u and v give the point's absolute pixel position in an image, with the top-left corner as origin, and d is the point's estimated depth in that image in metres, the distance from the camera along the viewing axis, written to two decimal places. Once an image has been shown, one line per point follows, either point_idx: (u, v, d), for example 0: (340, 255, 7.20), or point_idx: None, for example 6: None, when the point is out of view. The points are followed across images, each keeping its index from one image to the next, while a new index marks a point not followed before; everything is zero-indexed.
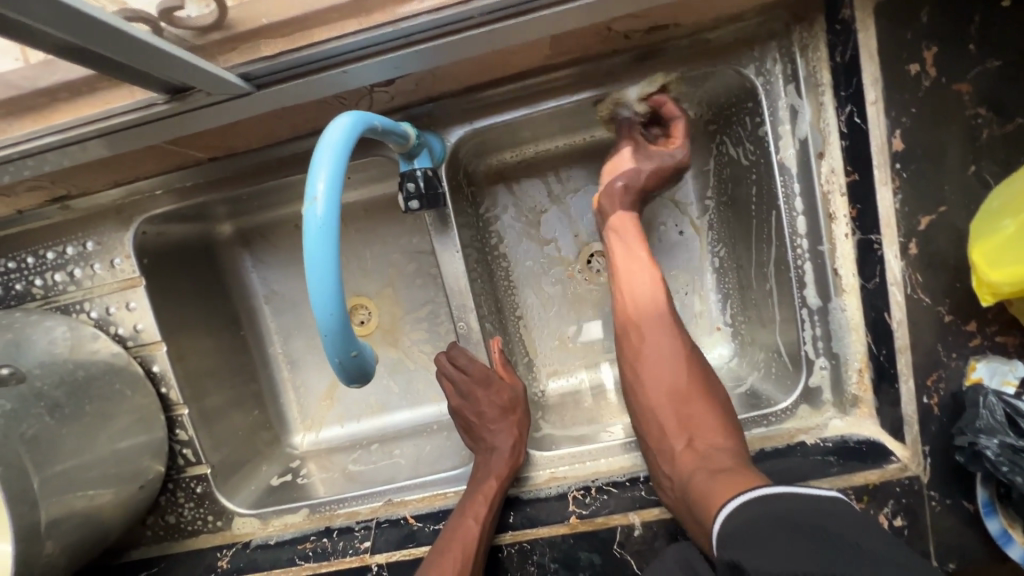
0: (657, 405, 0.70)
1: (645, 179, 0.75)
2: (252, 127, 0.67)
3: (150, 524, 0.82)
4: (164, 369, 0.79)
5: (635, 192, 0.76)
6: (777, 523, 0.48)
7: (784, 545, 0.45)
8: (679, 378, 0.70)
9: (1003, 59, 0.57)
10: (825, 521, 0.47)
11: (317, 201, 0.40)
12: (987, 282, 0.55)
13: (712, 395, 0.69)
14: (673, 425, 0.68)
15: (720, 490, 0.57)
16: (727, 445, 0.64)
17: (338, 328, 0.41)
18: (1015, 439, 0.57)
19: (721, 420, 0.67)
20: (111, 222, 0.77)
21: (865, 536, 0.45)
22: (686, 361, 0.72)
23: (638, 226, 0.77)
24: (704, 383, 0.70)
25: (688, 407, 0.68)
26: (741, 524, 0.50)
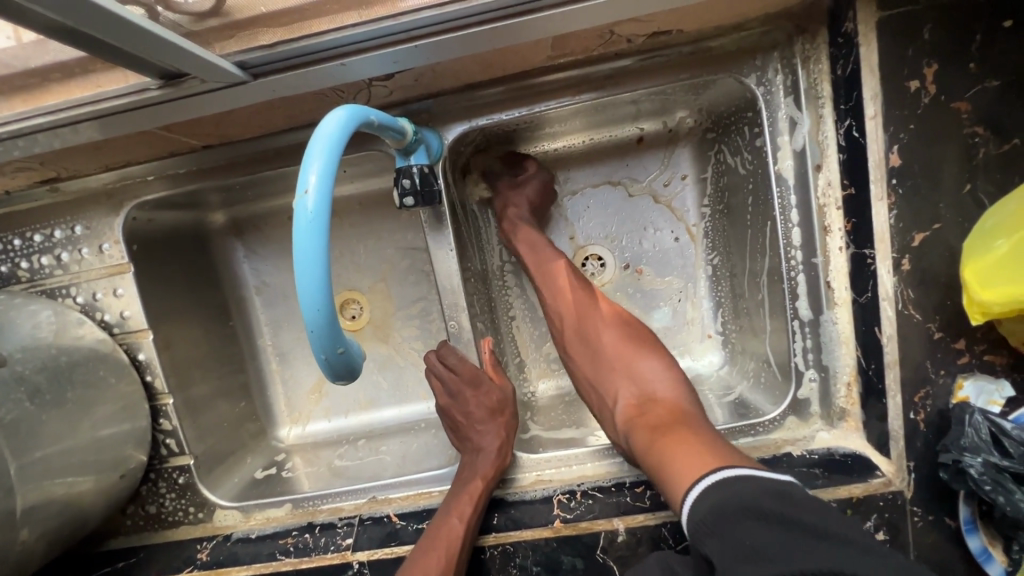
0: (594, 370, 0.74)
1: (531, 203, 0.83)
2: (247, 117, 0.65)
3: (130, 514, 0.81)
4: (149, 358, 0.78)
5: (527, 208, 0.83)
6: (745, 513, 0.46)
7: (754, 542, 0.43)
8: (617, 342, 0.74)
9: (1002, 80, 0.57)
10: (791, 506, 0.45)
11: (309, 193, 0.39)
12: (978, 301, 0.56)
13: (653, 349, 0.73)
14: (611, 383, 0.72)
15: (666, 449, 0.59)
16: (669, 392, 0.68)
17: (326, 324, 0.41)
18: (999, 458, 0.57)
19: (663, 370, 0.70)
20: (101, 206, 0.76)
21: (827, 521, 0.44)
22: (625, 325, 0.76)
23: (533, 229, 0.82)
24: (642, 343, 0.74)
25: (630, 364, 0.72)
26: (712, 510, 0.48)
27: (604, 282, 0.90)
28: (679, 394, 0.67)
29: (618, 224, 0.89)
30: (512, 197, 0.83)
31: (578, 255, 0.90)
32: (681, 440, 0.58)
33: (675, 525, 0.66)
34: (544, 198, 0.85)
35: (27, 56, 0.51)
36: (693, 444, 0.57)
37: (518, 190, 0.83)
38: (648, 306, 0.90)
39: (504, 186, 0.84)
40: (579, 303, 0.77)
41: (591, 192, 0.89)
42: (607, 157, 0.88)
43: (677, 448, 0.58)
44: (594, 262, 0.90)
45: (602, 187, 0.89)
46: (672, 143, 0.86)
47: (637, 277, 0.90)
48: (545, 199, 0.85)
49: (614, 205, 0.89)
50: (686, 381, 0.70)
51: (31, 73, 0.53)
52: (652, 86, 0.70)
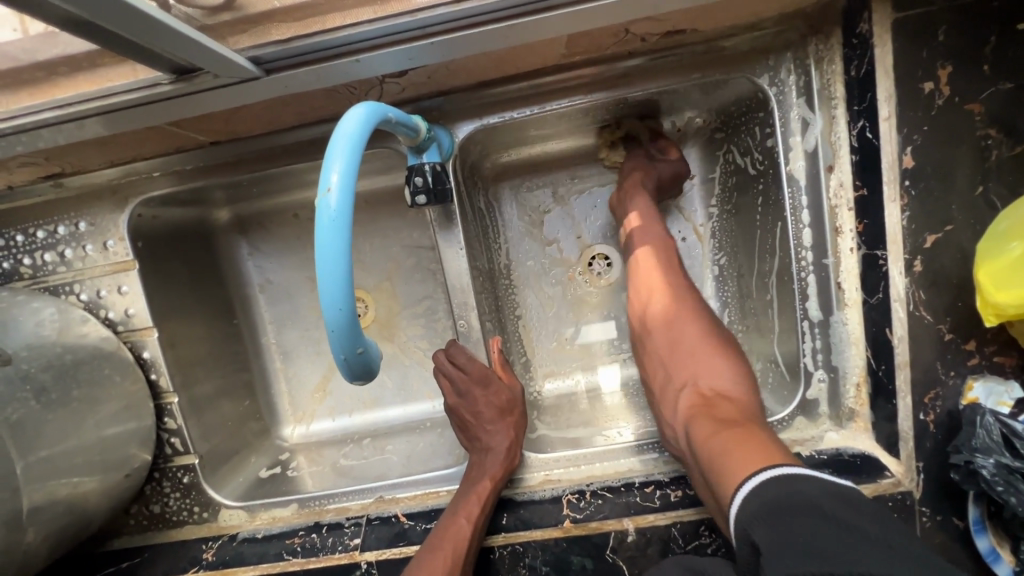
0: (667, 357, 0.73)
1: (661, 178, 0.81)
2: (257, 114, 0.64)
3: (133, 513, 0.80)
4: (154, 356, 0.77)
5: (655, 182, 0.81)
6: (804, 511, 0.44)
7: (810, 540, 0.41)
8: (695, 335, 0.71)
9: (1015, 81, 0.57)
10: (849, 510, 0.44)
11: (331, 192, 0.39)
12: (991, 303, 0.56)
13: (728, 347, 0.70)
14: (685, 373, 0.69)
15: (728, 437, 0.56)
16: (735, 392, 0.64)
17: (344, 324, 0.40)
18: (1011, 459, 0.58)
19: (737, 370, 0.67)
20: (105, 202, 0.75)
21: (880, 527, 0.42)
22: (705, 318, 0.74)
23: (653, 209, 0.80)
24: (722, 344, 0.71)
25: (702, 358, 0.69)
26: (770, 502, 0.46)
27: (611, 282, 0.91)
28: (750, 399, 0.63)
29: None
30: (642, 164, 0.82)
31: (585, 254, 0.91)
32: (747, 435, 0.56)
33: (684, 526, 0.66)
34: (673, 183, 0.83)
35: (34, 50, 0.50)
36: (755, 441, 0.55)
37: (650, 165, 0.82)
38: None
39: (641, 155, 0.83)
40: (659, 290, 0.76)
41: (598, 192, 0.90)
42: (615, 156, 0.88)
43: (741, 442, 0.55)
44: (601, 262, 0.91)
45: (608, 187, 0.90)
46: (681, 143, 0.86)
47: None
48: (673, 184, 0.83)
49: None
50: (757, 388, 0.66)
51: (39, 67, 0.52)
52: (666, 84, 0.70)
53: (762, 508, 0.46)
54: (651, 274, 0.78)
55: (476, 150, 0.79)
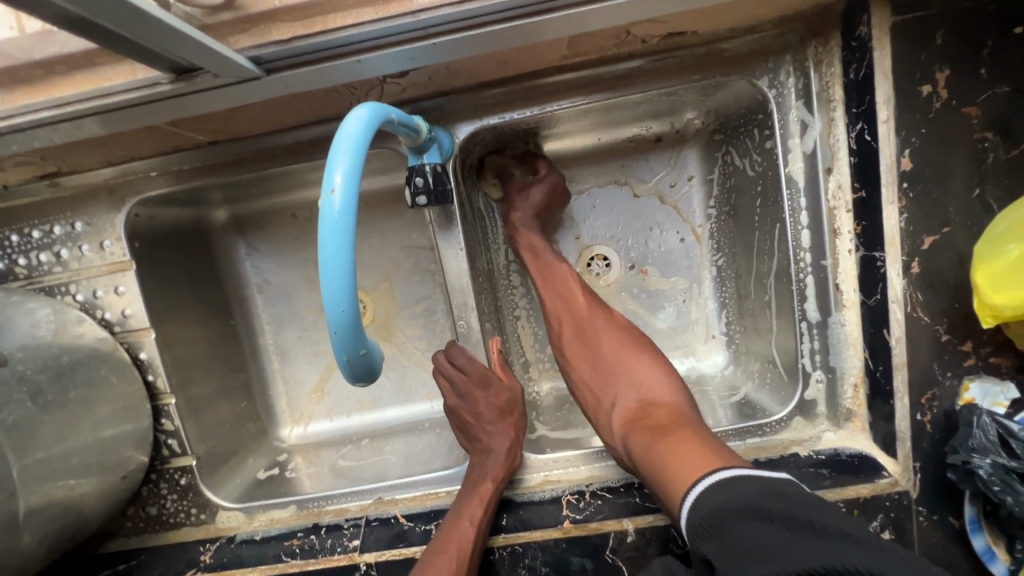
0: (593, 378, 0.75)
1: (536, 206, 0.83)
2: (256, 114, 0.64)
3: (130, 516, 0.80)
4: (152, 357, 0.76)
5: (532, 213, 0.83)
6: (743, 515, 0.46)
7: (760, 542, 0.43)
8: (613, 345, 0.76)
9: (1011, 85, 0.58)
10: (786, 502, 0.46)
11: (335, 194, 0.38)
12: (989, 304, 0.56)
13: (647, 352, 0.75)
14: (613, 389, 0.73)
15: (665, 446, 0.60)
16: (664, 396, 0.69)
17: (348, 326, 0.40)
18: (1007, 459, 0.58)
19: (660, 373, 0.72)
20: (102, 202, 0.74)
21: (821, 515, 0.44)
22: (621, 326, 0.78)
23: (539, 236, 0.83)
24: (637, 348, 0.75)
25: (628, 369, 0.73)
26: (718, 508, 0.48)
27: (609, 282, 0.90)
28: (676, 398, 0.68)
29: (623, 225, 0.89)
30: (517, 200, 0.83)
31: (584, 255, 0.90)
32: (681, 438, 0.60)
33: (684, 526, 0.66)
34: (558, 198, 0.84)
35: (31, 48, 0.49)
36: (693, 445, 0.58)
37: (523, 194, 0.83)
38: (654, 307, 0.90)
39: (512, 186, 0.85)
40: (579, 309, 0.79)
41: (597, 192, 0.90)
42: (614, 157, 0.88)
43: (673, 449, 0.58)
44: (600, 263, 0.90)
45: (608, 187, 0.89)
46: (680, 144, 0.86)
47: (642, 277, 0.90)
48: (552, 203, 0.84)
49: (620, 204, 0.89)
50: (681, 383, 0.71)
51: (36, 65, 0.51)
52: (665, 87, 0.70)
53: (715, 516, 0.48)
54: (574, 293, 0.80)
55: (476, 150, 0.79)
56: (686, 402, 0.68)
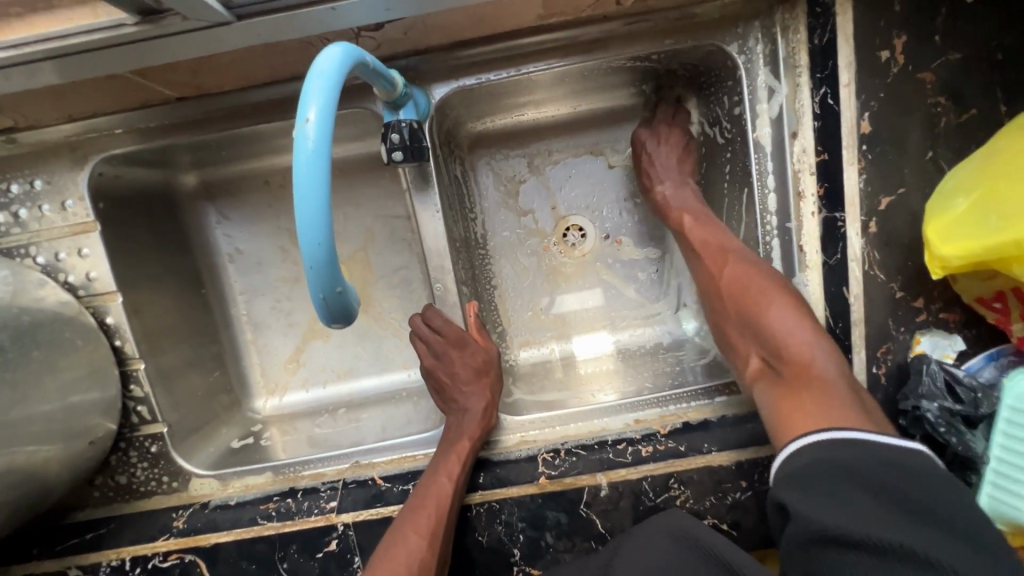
0: (720, 323, 0.71)
1: (674, 152, 0.81)
2: (225, 67, 0.62)
3: (98, 485, 0.78)
4: (119, 321, 0.75)
5: (668, 161, 0.81)
6: (845, 475, 0.48)
7: (852, 505, 0.46)
8: (740, 293, 0.67)
9: (963, 52, 0.61)
10: (894, 477, 0.47)
11: (309, 123, 0.39)
12: (937, 256, 0.59)
13: (789, 296, 0.65)
14: (740, 337, 0.68)
15: (789, 410, 0.59)
16: (802, 350, 0.61)
17: (324, 260, 0.40)
18: (953, 403, 0.63)
19: (793, 325, 0.63)
20: (63, 160, 0.72)
21: (925, 494, 0.46)
22: (763, 268, 0.68)
23: (680, 185, 0.80)
24: (766, 288, 0.66)
25: (761, 316, 0.65)
26: (822, 462, 0.51)
27: (585, 252, 0.92)
28: (812, 355, 0.61)
29: (598, 195, 0.91)
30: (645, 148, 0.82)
31: (561, 225, 0.92)
32: (806, 400, 0.58)
33: (655, 480, 0.70)
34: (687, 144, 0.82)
35: None
36: (812, 406, 0.57)
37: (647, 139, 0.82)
38: (628, 276, 0.93)
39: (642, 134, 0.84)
40: (709, 260, 0.72)
41: (573, 162, 0.91)
42: (589, 127, 0.90)
43: (799, 417, 0.58)
44: (576, 233, 0.92)
45: (584, 158, 0.91)
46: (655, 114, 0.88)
47: (617, 247, 0.92)
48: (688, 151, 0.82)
49: (594, 175, 0.91)
50: (823, 335, 0.62)
51: None
52: (641, 51, 0.71)
53: (815, 466, 0.50)
54: (699, 240, 0.74)
55: (452, 120, 0.81)
56: (833, 363, 0.60)
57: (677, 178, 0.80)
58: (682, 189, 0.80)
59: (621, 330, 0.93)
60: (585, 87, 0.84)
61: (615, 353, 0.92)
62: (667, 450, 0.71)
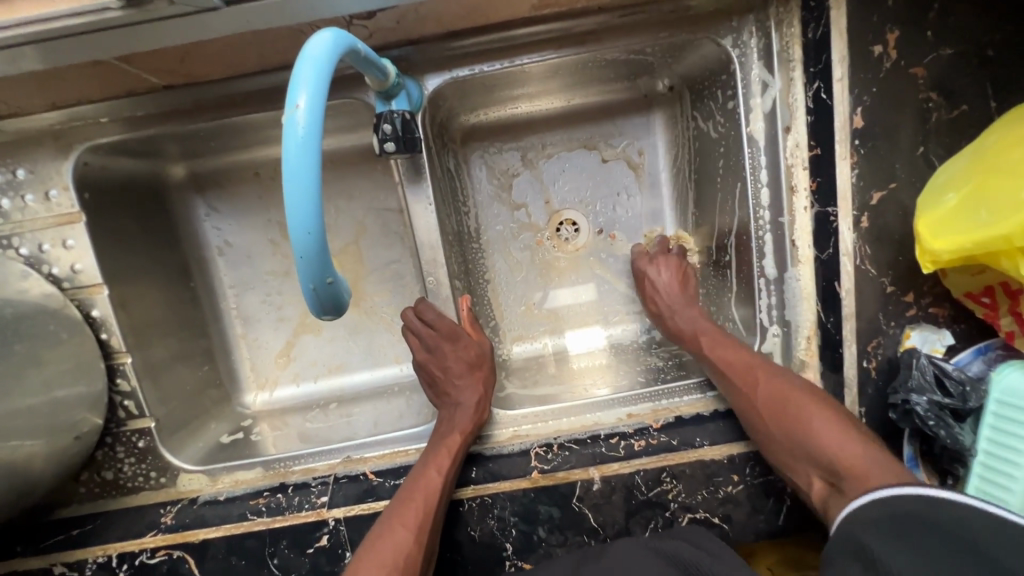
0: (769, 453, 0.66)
1: (675, 285, 0.83)
2: (213, 54, 0.61)
3: (84, 481, 0.77)
4: (104, 314, 0.73)
5: (674, 299, 0.82)
6: (910, 516, 0.49)
7: (896, 541, 0.48)
8: (778, 408, 0.65)
9: (955, 48, 0.61)
10: (956, 521, 0.46)
11: (299, 109, 0.38)
12: (929, 251, 0.60)
13: (824, 405, 0.64)
14: (793, 463, 0.64)
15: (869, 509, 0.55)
16: (854, 462, 0.58)
17: (314, 251, 0.40)
18: (941, 397, 0.63)
19: (838, 429, 0.61)
20: (46, 149, 0.70)
21: (986, 536, 0.44)
22: (792, 383, 0.66)
23: (690, 318, 0.79)
24: (800, 398, 0.65)
25: (805, 431, 0.62)
26: (895, 505, 0.51)
27: (578, 247, 0.92)
28: (868, 453, 0.58)
29: (592, 189, 0.91)
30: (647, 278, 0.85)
31: (554, 219, 0.91)
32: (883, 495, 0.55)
33: (647, 474, 0.70)
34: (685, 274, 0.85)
35: None
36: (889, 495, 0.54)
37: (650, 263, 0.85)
38: (621, 272, 0.93)
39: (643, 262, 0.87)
40: (740, 380, 0.69)
41: (566, 156, 0.90)
42: (583, 122, 0.89)
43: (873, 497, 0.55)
44: (569, 227, 0.92)
45: (577, 151, 0.90)
46: (648, 109, 0.88)
47: (610, 242, 0.92)
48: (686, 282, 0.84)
49: (587, 168, 0.90)
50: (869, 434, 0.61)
51: None
52: (635, 44, 0.71)
53: (888, 508, 0.51)
54: (726, 358, 0.72)
55: (446, 115, 0.81)
56: (894, 466, 0.57)
57: (686, 307, 0.81)
58: (689, 311, 0.80)
59: (614, 325, 0.93)
60: (578, 81, 0.83)
61: (608, 348, 0.92)
62: (659, 444, 0.71)
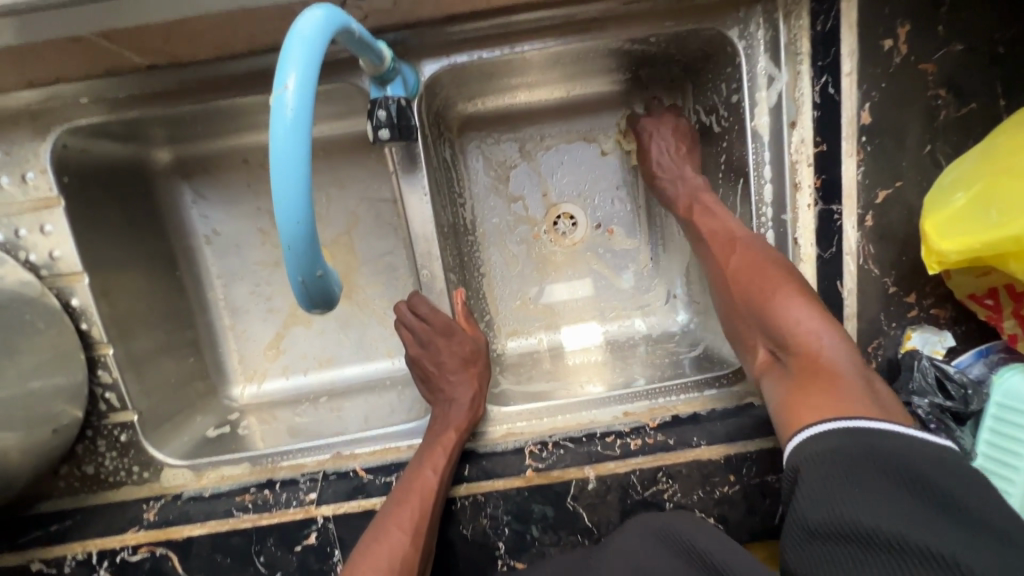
0: (731, 319, 0.67)
1: (674, 145, 0.80)
2: (199, 34, 0.59)
3: (63, 475, 0.74)
4: (85, 303, 0.71)
5: (668, 156, 0.79)
6: (868, 461, 0.46)
7: (868, 495, 0.44)
8: (749, 282, 0.64)
9: (966, 44, 0.60)
10: (920, 467, 0.45)
11: (288, 90, 0.36)
12: (935, 251, 0.59)
13: (800, 287, 0.62)
14: (748, 331, 0.65)
15: (799, 395, 0.56)
16: (805, 341, 0.59)
17: (303, 240, 0.38)
18: (943, 400, 0.63)
19: (805, 312, 0.60)
20: (23, 130, 0.67)
21: (954, 486, 0.43)
22: (770, 259, 0.65)
23: (683, 180, 0.77)
24: (775, 275, 0.63)
25: (769, 305, 0.62)
26: (843, 447, 0.48)
27: (575, 241, 0.90)
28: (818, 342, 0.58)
29: (590, 182, 0.89)
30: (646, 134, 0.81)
31: (551, 213, 0.89)
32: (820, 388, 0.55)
33: (643, 473, 0.69)
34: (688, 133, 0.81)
35: None
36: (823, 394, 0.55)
37: (653, 122, 0.81)
38: (618, 267, 0.91)
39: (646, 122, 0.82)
40: (718, 248, 0.69)
41: (566, 148, 0.88)
42: (583, 113, 0.87)
43: (807, 396, 0.56)
44: (567, 221, 0.90)
45: (576, 143, 0.88)
46: (650, 102, 0.86)
47: (608, 237, 0.90)
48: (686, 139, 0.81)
49: (587, 161, 0.88)
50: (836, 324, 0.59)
51: None
52: (639, 33, 0.69)
53: (839, 451, 0.48)
54: (711, 226, 0.71)
55: (442, 103, 0.79)
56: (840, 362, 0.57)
57: (682, 167, 0.78)
58: (685, 177, 0.77)
59: (610, 322, 0.92)
60: (580, 70, 0.81)
61: (604, 345, 0.91)
62: (655, 443, 0.70)
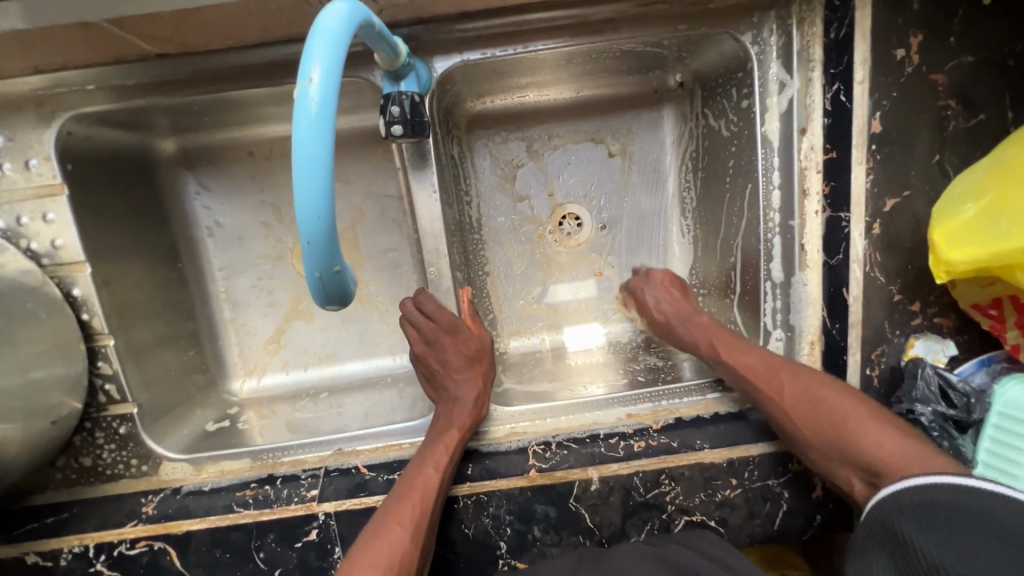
0: (804, 449, 0.64)
1: (674, 297, 0.80)
2: (210, 23, 0.58)
3: (60, 466, 0.73)
4: (86, 294, 0.70)
5: (671, 312, 0.79)
6: (943, 513, 0.47)
7: (934, 545, 0.45)
8: (812, 411, 0.63)
9: (977, 56, 0.61)
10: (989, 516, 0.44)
11: (313, 83, 0.35)
12: (944, 260, 0.59)
13: (864, 406, 0.61)
14: (831, 463, 0.61)
15: None
16: (893, 458, 0.56)
17: (321, 236, 0.38)
18: (946, 408, 0.64)
19: (881, 429, 0.59)
20: (26, 116, 0.66)
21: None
22: (820, 383, 0.64)
23: (699, 326, 0.76)
24: (832, 399, 0.62)
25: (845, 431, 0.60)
26: (923, 504, 0.48)
27: (581, 241, 0.90)
28: (911, 452, 0.56)
29: (596, 184, 0.89)
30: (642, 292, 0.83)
31: (557, 213, 0.89)
32: None
33: (646, 475, 0.69)
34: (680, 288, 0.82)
35: None
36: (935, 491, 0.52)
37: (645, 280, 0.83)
38: (622, 269, 0.91)
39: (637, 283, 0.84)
40: (765, 384, 0.67)
41: (573, 149, 0.88)
42: (591, 114, 0.87)
43: None
44: (572, 221, 0.90)
45: (584, 145, 0.88)
46: (658, 104, 0.86)
47: (611, 239, 0.90)
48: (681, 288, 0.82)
49: (593, 163, 0.88)
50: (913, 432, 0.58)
51: None
52: (652, 35, 0.69)
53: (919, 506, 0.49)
54: (747, 360, 0.69)
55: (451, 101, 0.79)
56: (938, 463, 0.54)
57: (689, 318, 0.78)
58: (694, 321, 0.77)
59: (613, 323, 0.92)
60: (591, 70, 0.81)
61: (606, 346, 0.91)
62: (659, 446, 0.70)
